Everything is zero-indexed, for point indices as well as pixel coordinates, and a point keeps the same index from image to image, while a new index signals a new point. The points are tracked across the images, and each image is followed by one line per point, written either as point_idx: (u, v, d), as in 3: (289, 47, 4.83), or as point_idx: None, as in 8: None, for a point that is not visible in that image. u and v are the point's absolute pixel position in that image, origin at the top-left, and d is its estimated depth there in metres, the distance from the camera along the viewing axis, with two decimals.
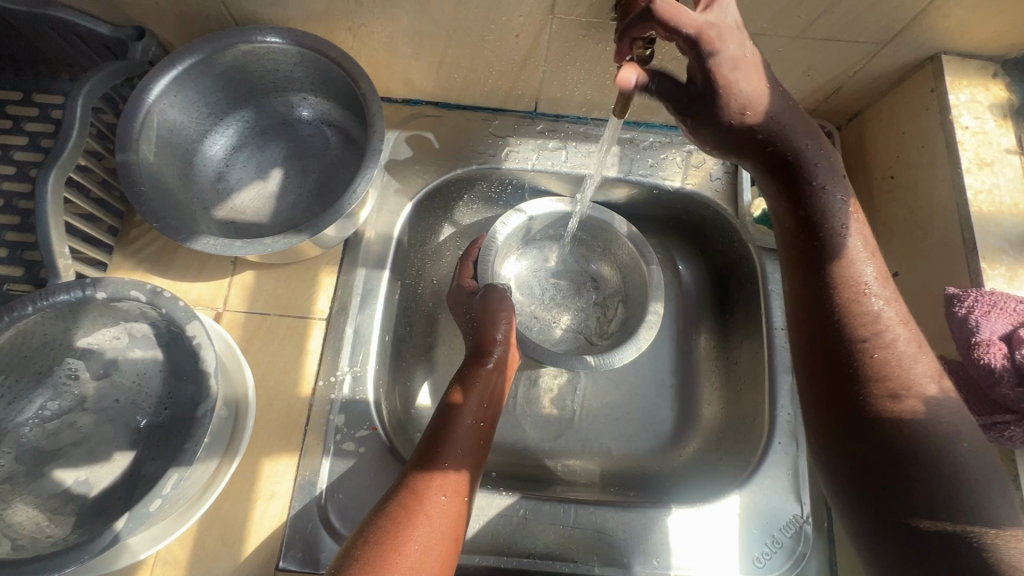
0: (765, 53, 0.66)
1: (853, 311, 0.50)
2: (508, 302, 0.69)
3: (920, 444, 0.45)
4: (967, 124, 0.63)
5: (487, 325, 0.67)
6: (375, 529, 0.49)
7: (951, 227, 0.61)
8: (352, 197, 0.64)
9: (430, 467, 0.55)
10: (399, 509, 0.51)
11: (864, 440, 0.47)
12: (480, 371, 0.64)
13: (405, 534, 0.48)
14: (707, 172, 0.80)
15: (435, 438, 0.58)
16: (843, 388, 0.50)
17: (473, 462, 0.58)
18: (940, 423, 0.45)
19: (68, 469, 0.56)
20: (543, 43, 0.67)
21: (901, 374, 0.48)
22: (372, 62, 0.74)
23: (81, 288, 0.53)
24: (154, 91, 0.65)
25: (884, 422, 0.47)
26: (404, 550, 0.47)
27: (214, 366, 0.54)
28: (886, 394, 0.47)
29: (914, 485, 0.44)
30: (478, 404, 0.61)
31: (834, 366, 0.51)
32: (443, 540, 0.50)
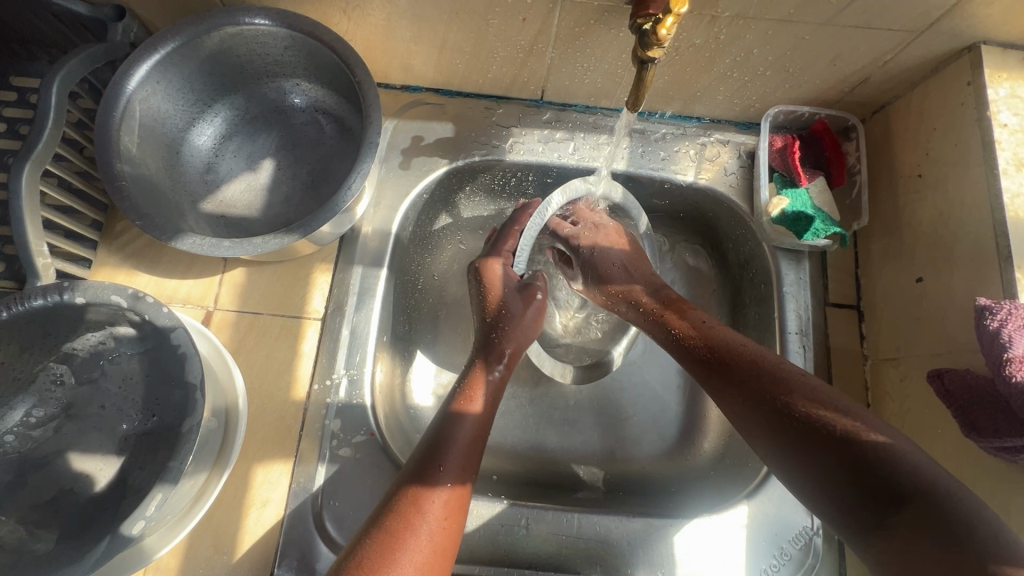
0: (789, 41, 0.61)
1: (710, 345, 0.57)
2: (540, 306, 0.69)
3: (868, 445, 0.43)
4: (1006, 121, 0.59)
5: (517, 322, 0.66)
6: (369, 545, 0.47)
7: (983, 233, 0.58)
8: (347, 194, 0.60)
9: (430, 478, 0.52)
10: (394, 526, 0.48)
11: (796, 438, 0.47)
12: (488, 378, 0.62)
13: (401, 552, 0.46)
14: (722, 166, 0.75)
15: (434, 448, 0.55)
16: (750, 411, 0.51)
17: (471, 472, 0.55)
18: (820, 391, 0.48)
19: (53, 480, 0.54)
20: (552, 28, 0.62)
21: (807, 394, 0.48)
22: (367, 46, 0.69)
23: (58, 292, 0.51)
24: (135, 77, 0.61)
25: (788, 414, 0.48)
26: (401, 569, 0.45)
27: (201, 377, 0.52)
28: (808, 415, 0.47)
29: (859, 473, 0.42)
30: (483, 414, 0.59)
31: (733, 395, 0.53)
32: (439, 554, 0.48)
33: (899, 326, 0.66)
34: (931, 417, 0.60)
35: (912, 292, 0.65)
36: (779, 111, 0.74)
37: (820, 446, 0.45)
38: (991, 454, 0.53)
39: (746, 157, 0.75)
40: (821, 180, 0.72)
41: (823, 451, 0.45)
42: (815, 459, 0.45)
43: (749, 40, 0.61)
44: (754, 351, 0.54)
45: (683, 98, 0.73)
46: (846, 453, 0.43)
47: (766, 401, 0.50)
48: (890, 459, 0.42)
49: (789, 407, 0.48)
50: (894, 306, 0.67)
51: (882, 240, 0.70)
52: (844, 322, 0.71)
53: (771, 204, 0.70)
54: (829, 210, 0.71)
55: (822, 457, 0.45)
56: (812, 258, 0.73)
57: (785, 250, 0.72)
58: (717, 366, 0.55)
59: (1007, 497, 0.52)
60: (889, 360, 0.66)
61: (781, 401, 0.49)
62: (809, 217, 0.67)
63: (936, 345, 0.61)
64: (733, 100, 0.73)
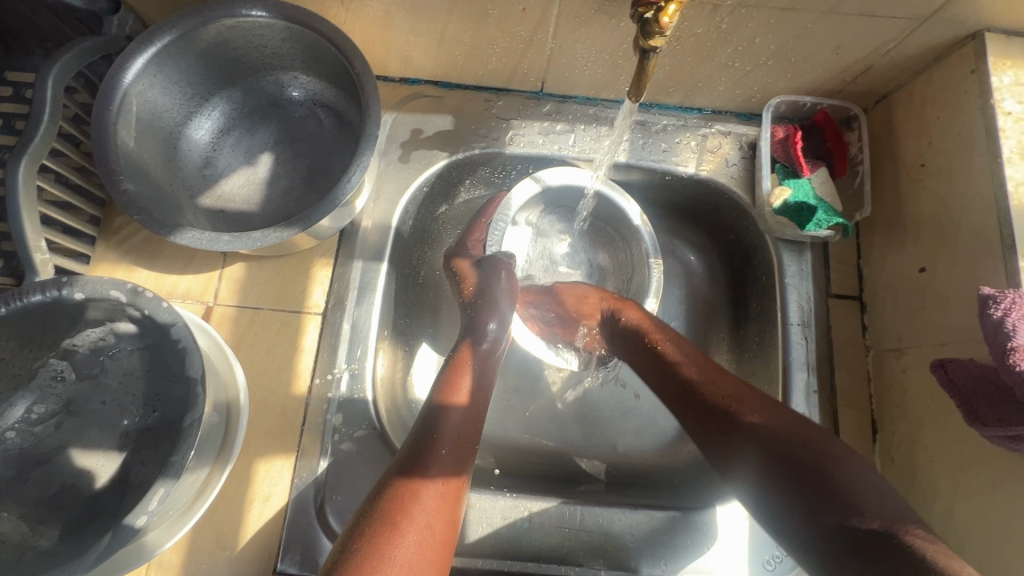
0: (791, 30, 0.61)
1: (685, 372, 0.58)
2: (511, 277, 0.69)
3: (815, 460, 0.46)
4: (1010, 109, 0.58)
5: (489, 299, 0.67)
6: (370, 519, 0.47)
7: (987, 222, 0.57)
8: (346, 187, 0.59)
9: (426, 452, 0.53)
10: (395, 498, 0.49)
11: (767, 466, 0.48)
12: (476, 352, 0.63)
13: (404, 520, 0.47)
14: (723, 158, 0.74)
15: (430, 424, 0.56)
16: (723, 442, 0.52)
17: (470, 448, 0.56)
18: (790, 422, 0.50)
19: (54, 476, 0.54)
20: (552, 18, 0.62)
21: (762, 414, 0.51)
22: (365, 38, 0.68)
23: (56, 287, 0.51)
24: (131, 70, 0.60)
25: (762, 444, 0.49)
26: (403, 536, 0.46)
27: (202, 372, 0.52)
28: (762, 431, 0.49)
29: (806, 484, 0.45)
30: (475, 386, 0.60)
31: (703, 425, 0.54)
32: (443, 525, 0.49)
33: (902, 316, 0.66)
34: (933, 407, 0.60)
35: (915, 283, 0.64)
36: (781, 101, 0.73)
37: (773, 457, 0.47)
38: (996, 444, 0.52)
39: (748, 148, 0.75)
40: (824, 170, 0.71)
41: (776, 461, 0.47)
42: (783, 488, 0.46)
43: (751, 29, 0.61)
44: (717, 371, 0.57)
45: (685, 88, 0.72)
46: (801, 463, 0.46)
47: (738, 430, 0.51)
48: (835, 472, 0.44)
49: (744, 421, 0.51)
50: (897, 297, 0.67)
51: (884, 229, 0.70)
52: (846, 313, 0.71)
53: (773, 195, 0.69)
54: (832, 201, 0.71)
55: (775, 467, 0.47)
56: (815, 250, 0.73)
57: (786, 241, 0.72)
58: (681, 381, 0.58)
59: (1012, 487, 0.52)
60: (891, 351, 0.66)
61: (738, 417, 0.52)
62: (811, 208, 0.67)
63: (939, 335, 0.60)
64: (734, 91, 0.72)
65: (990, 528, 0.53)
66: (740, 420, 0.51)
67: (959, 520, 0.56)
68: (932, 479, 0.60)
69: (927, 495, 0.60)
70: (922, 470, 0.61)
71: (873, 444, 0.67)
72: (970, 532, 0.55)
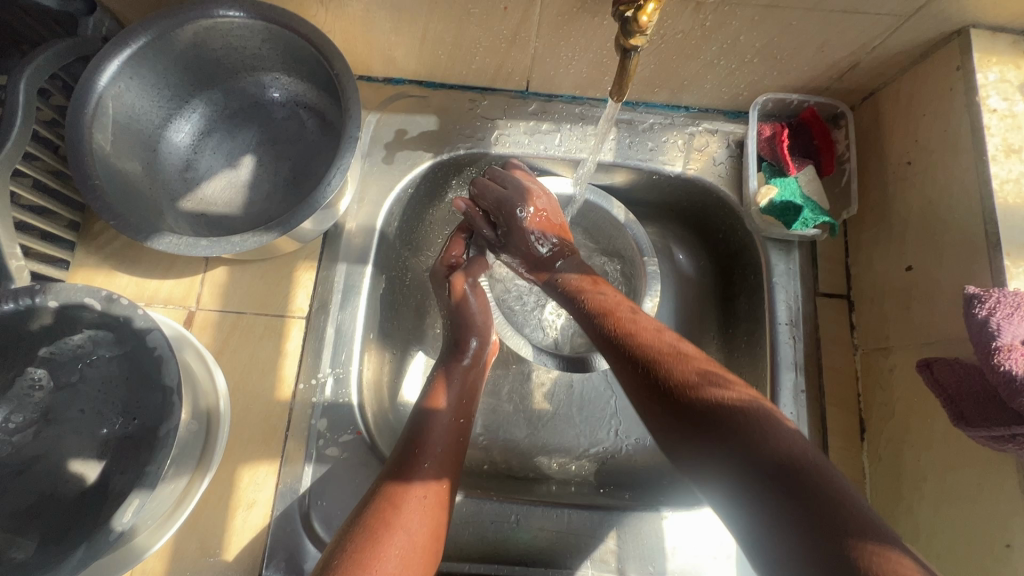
0: (776, 27, 0.60)
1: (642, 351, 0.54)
2: (479, 293, 0.68)
3: (787, 452, 0.43)
4: (995, 107, 0.58)
5: (462, 325, 0.66)
6: (352, 535, 0.47)
7: (972, 220, 0.57)
8: (326, 189, 0.59)
9: (409, 467, 0.52)
10: (379, 512, 0.49)
11: (729, 459, 0.44)
12: (456, 369, 0.62)
13: (384, 537, 0.46)
14: (710, 156, 0.74)
15: (415, 436, 0.55)
16: (683, 432, 0.48)
17: (455, 460, 0.55)
18: (757, 412, 0.46)
19: (32, 486, 0.53)
20: (534, 17, 0.61)
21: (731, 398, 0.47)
22: (347, 38, 0.67)
23: (30, 295, 0.50)
24: (106, 73, 0.59)
25: (735, 439, 0.44)
26: (384, 555, 0.46)
27: (179, 380, 0.51)
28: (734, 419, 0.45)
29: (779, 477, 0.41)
30: (457, 399, 0.59)
31: (664, 410, 0.50)
32: (428, 539, 0.49)
33: (888, 315, 0.65)
34: (920, 406, 0.60)
35: (902, 281, 0.64)
36: (768, 99, 0.73)
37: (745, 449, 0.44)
38: (982, 444, 0.52)
39: (735, 147, 0.74)
40: (811, 168, 0.71)
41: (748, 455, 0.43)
42: (751, 481, 0.42)
43: (735, 27, 0.60)
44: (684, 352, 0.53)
45: (671, 87, 0.72)
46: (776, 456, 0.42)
47: (701, 419, 0.47)
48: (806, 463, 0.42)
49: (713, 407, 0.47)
50: (884, 295, 0.66)
51: (872, 228, 0.70)
52: (834, 312, 0.70)
53: (759, 194, 0.69)
54: (819, 199, 0.70)
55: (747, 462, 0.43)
56: (802, 248, 0.72)
57: (774, 240, 0.72)
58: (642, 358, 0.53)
59: (998, 487, 0.52)
60: (879, 350, 0.66)
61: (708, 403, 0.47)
62: (797, 207, 0.67)
63: (926, 334, 0.60)
64: (720, 89, 0.72)
65: (976, 528, 0.53)
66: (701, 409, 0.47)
67: (946, 520, 0.56)
68: (919, 478, 0.60)
69: (915, 495, 0.60)
70: (908, 470, 0.61)
71: (862, 443, 0.66)
72: (958, 531, 0.55)
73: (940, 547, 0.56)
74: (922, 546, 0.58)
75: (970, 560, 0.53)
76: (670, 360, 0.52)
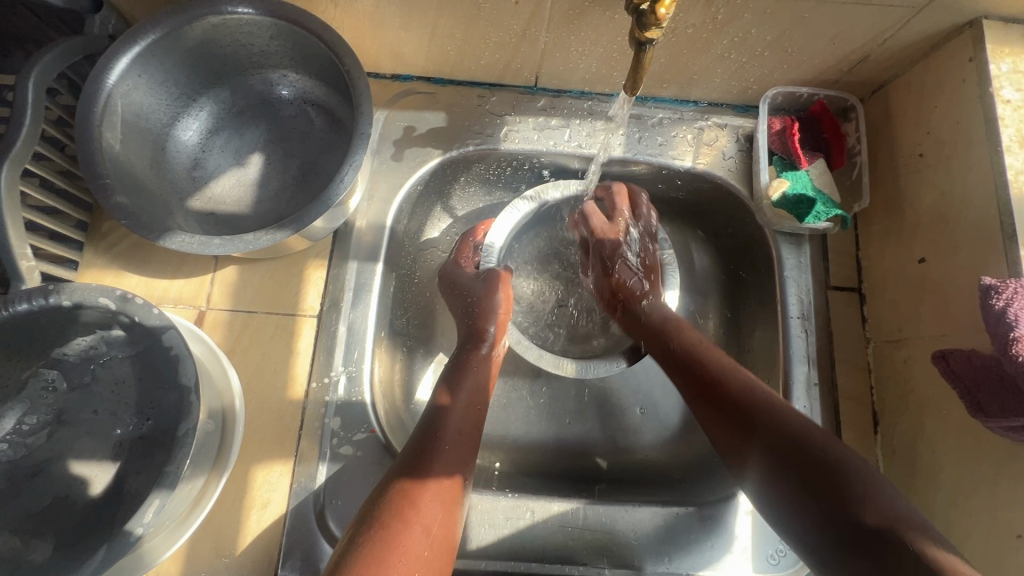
0: (789, 20, 0.60)
1: (707, 371, 0.59)
2: (507, 288, 0.69)
3: (828, 466, 0.48)
4: (1008, 98, 0.58)
5: (482, 312, 0.67)
6: (377, 508, 0.49)
7: (986, 211, 0.57)
8: (339, 187, 0.58)
9: (431, 444, 0.54)
10: (404, 483, 0.50)
11: (783, 479, 0.49)
12: (474, 358, 0.63)
13: (410, 508, 0.48)
14: (720, 151, 0.74)
15: (434, 416, 0.56)
16: (740, 448, 0.54)
17: (471, 448, 0.56)
18: (818, 434, 0.50)
19: (46, 488, 0.53)
20: (546, 11, 0.61)
21: (780, 416, 0.52)
22: (355, 34, 0.67)
23: (44, 295, 0.50)
24: (115, 71, 0.58)
25: (782, 458, 0.50)
26: (412, 524, 0.47)
27: (196, 379, 0.51)
28: (783, 438, 0.51)
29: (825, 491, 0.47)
30: (472, 387, 0.60)
31: (727, 425, 0.55)
32: (442, 530, 0.49)
33: (901, 308, 0.65)
34: (935, 398, 0.60)
35: (914, 273, 0.64)
36: (777, 93, 0.72)
37: (793, 468, 0.49)
38: (999, 435, 0.52)
39: (745, 141, 0.74)
40: (821, 162, 0.71)
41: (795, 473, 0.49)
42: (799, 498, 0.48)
43: (747, 20, 0.60)
44: (737, 371, 0.58)
45: (680, 81, 0.71)
46: (821, 472, 0.47)
47: (757, 436, 0.52)
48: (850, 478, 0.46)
49: (765, 427, 0.52)
50: (897, 288, 0.66)
51: (883, 221, 0.70)
52: (846, 306, 0.70)
53: (771, 187, 0.69)
54: (830, 192, 0.70)
55: (795, 480, 0.48)
56: (813, 242, 0.72)
57: (785, 234, 0.72)
58: (700, 378, 0.59)
59: (1016, 478, 0.52)
60: (892, 343, 0.66)
61: (759, 423, 0.53)
62: (810, 200, 0.67)
63: (941, 326, 0.60)
64: (730, 83, 0.71)
65: (995, 519, 0.53)
66: (763, 429, 0.52)
67: (963, 512, 0.56)
68: (935, 470, 0.60)
69: (930, 488, 0.60)
70: (923, 462, 0.61)
71: (875, 436, 0.66)
72: (976, 523, 0.55)
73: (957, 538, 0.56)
74: None
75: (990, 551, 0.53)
76: (723, 380, 0.57)
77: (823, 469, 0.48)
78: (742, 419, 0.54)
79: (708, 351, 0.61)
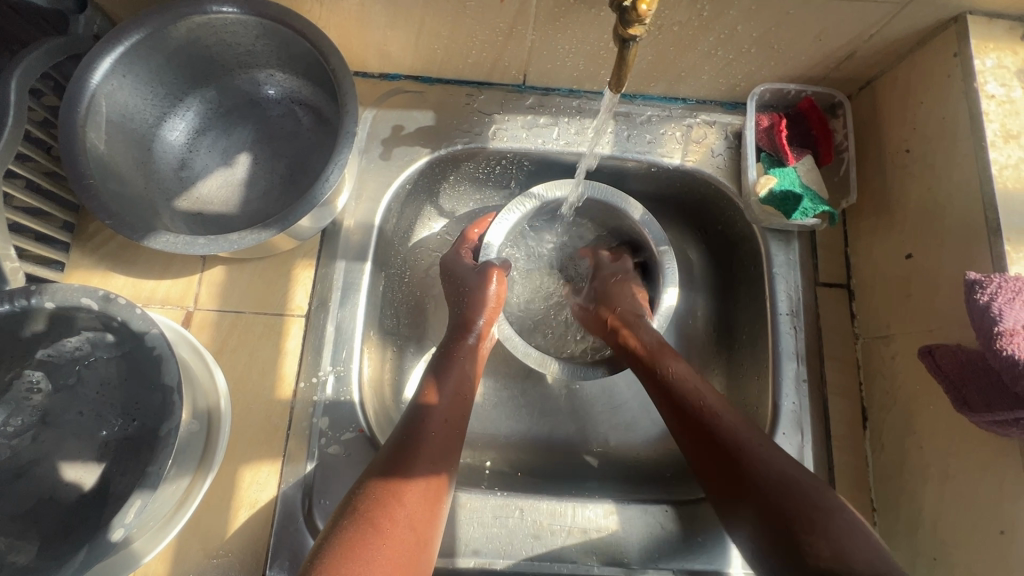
0: (774, 16, 0.60)
1: (693, 396, 0.57)
2: (501, 281, 0.68)
3: (817, 517, 0.46)
4: (993, 93, 0.58)
5: (474, 301, 0.66)
6: (361, 497, 0.49)
7: (972, 206, 0.57)
8: (324, 186, 0.58)
9: (416, 435, 0.54)
10: (390, 469, 0.51)
11: (769, 528, 0.48)
12: (463, 346, 0.64)
13: (395, 495, 0.49)
14: (709, 148, 0.74)
15: (420, 407, 0.57)
16: (726, 489, 0.52)
17: (458, 438, 0.56)
18: (807, 483, 0.49)
19: (30, 490, 0.52)
20: (531, 9, 0.60)
21: (770, 463, 0.51)
22: (341, 33, 0.67)
23: (26, 296, 0.49)
24: (99, 71, 0.58)
25: (770, 506, 0.49)
26: (398, 511, 0.48)
27: (179, 379, 0.50)
28: (772, 485, 0.50)
29: (814, 543, 0.45)
30: (460, 375, 0.60)
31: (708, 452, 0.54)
32: (424, 525, 0.49)
33: (889, 304, 0.65)
34: (922, 393, 0.60)
35: (902, 269, 0.64)
36: (765, 89, 0.73)
37: (782, 516, 0.48)
38: (985, 429, 0.52)
39: (733, 138, 0.74)
40: (809, 158, 0.71)
41: (783, 524, 0.47)
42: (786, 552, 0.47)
43: (733, 17, 0.60)
44: (726, 409, 0.56)
45: (668, 78, 0.71)
46: (810, 523, 0.46)
47: (746, 481, 0.51)
48: (836, 532, 0.45)
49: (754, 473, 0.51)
50: (885, 284, 0.66)
51: (870, 217, 0.70)
52: (834, 302, 0.71)
53: (758, 183, 0.69)
54: (818, 189, 0.70)
55: (783, 529, 0.47)
56: (802, 238, 0.72)
57: (773, 230, 0.72)
58: (688, 414, 0.57)
59: (1000, 472, 0.52)
60: (880, 338, 0.66)
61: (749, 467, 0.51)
62: (797, 196, 0.67)
63: (928, 321, 0.60)
64: (718, 80, 0.71)
65: (981, 514, 0.53)
66: (746, 464, 0.52)
67: (950, 507, 0.56)
68: (922, 466, 0.60)
69: (918, 483, 0.60)
70: (911, 457, 0.61)
71: (864, 432, 0.66)
72: (963, 518, 0.55)
73: (943, 532, 0.57)
74: (927, 534, 0.58)
75: (976, 545, 0.53)
76: (714, 419, 0.55)
77: (803, 506, 0.47)
78: (726, 448, 0.53)
79: (696, 384, 0.59)
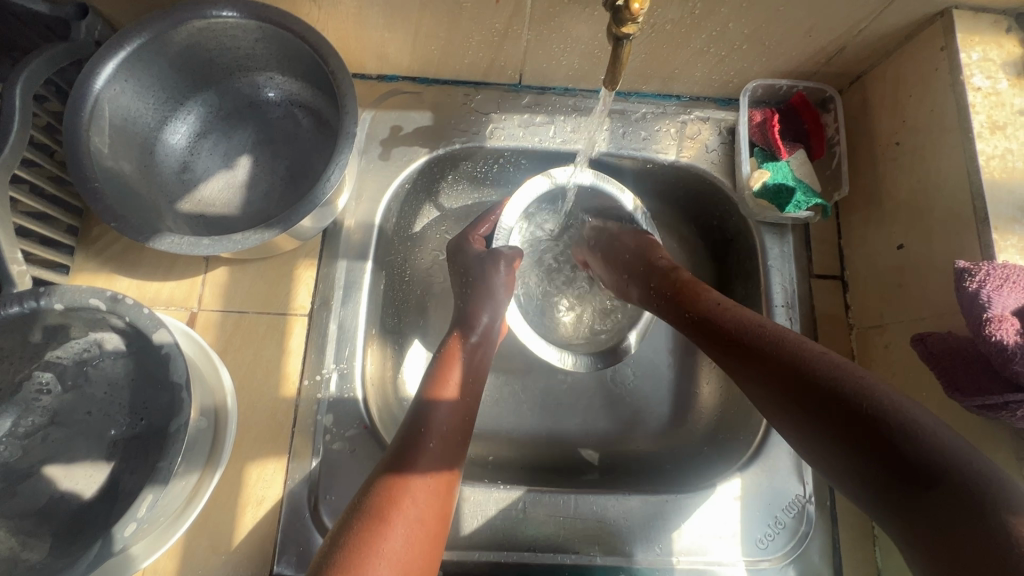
0: (765, 13, 0.61)
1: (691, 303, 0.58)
2: (512, 270, 0.69)
3: (831, 381, 0.43)
4: (979, 85, 0.59)
5: (483, 295, 0.67)
6: (362, 507, 0.48)
7: (959, 196, 0.58)
8: (326, 186, 0.59)
9: (415, 445, 0.53)
10: (389, 484, 0.50)
11: (790, 406, 0.45)
12: (464, 346, 0.63)
13: (393, 510, 0.48)
14: (703, 143, 0.75)
15: (418, 417, 0.56)
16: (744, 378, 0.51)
17: (461, 443, 0.56)
18: (817, 353, 0.46)
19: (39, 490, 0.53)
20: (526, 9, 0.62)
21: (769, 341, 0.49)
22: (339, 36, 0.68)
23: (33, 298, 0.50)
24: (102, 76, 0.59)
25: (783, 379, 0.46)
26: (396, 527, 0.47)
27: (187, 376, 0.51)
28: (777, 359, 0.48)
29: (836, 408, 0.42)
30: (465, 381, 0.60)
31: (725, 358, 0.53)
32: (425, 538, 0.48)
33: (882, 294, 0.67)
34: (915, 381, 0.61)
35: (894, 259, 0.65)
36: (757, 85, 0.74)
37: (796, 388, 0.45)
38: (976, 414, 0.53)
39: (727, 134, 0.75)
40: (801, 152, 0.72)
41: (799, 395, 0.45)
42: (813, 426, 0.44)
43: (724, 14, 0.61)
44: (732, 306, 0.55)
45: (662, 76, 0.73)
46: (827, 388, 0.43)
47: (752, 364, 0.50)
48: (863, 390, 0.42)
49: (759, 353, 0.49)
50: (877, 274, 0.68)
51: (862, 209, 0.71)
52: (829, 293, 0.72)
53: (752, 178, 0.70)
54: (811, 182, 0.71)
55: (797, 402, 0.45)
56: (796, 231, 0.73)
57: (768, 224, 0.73)
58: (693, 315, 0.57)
59: (992, 456, 0.53)
60: (874, 328, 0.67)
61: (754, 347, 0.50)
62: (790, 189, 0.68)
63: (919, 310, 0.61)
64: (711, 77, 0.73)
65: None
66: (752, 347, 0.50)
67: None
68: None
69: None
70: None
71: None
72: None
73: None
74: None
75: None
76: (719, 314, 0.55)
77: (813, 371, 0.45)
78: (742, 356, 0.51)
79: (700, 290, 0.59)
